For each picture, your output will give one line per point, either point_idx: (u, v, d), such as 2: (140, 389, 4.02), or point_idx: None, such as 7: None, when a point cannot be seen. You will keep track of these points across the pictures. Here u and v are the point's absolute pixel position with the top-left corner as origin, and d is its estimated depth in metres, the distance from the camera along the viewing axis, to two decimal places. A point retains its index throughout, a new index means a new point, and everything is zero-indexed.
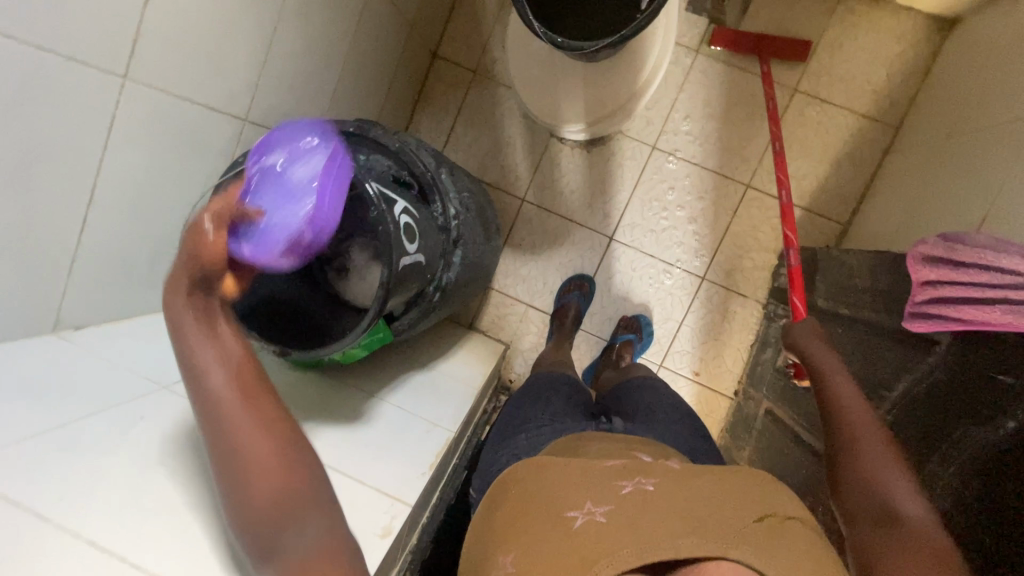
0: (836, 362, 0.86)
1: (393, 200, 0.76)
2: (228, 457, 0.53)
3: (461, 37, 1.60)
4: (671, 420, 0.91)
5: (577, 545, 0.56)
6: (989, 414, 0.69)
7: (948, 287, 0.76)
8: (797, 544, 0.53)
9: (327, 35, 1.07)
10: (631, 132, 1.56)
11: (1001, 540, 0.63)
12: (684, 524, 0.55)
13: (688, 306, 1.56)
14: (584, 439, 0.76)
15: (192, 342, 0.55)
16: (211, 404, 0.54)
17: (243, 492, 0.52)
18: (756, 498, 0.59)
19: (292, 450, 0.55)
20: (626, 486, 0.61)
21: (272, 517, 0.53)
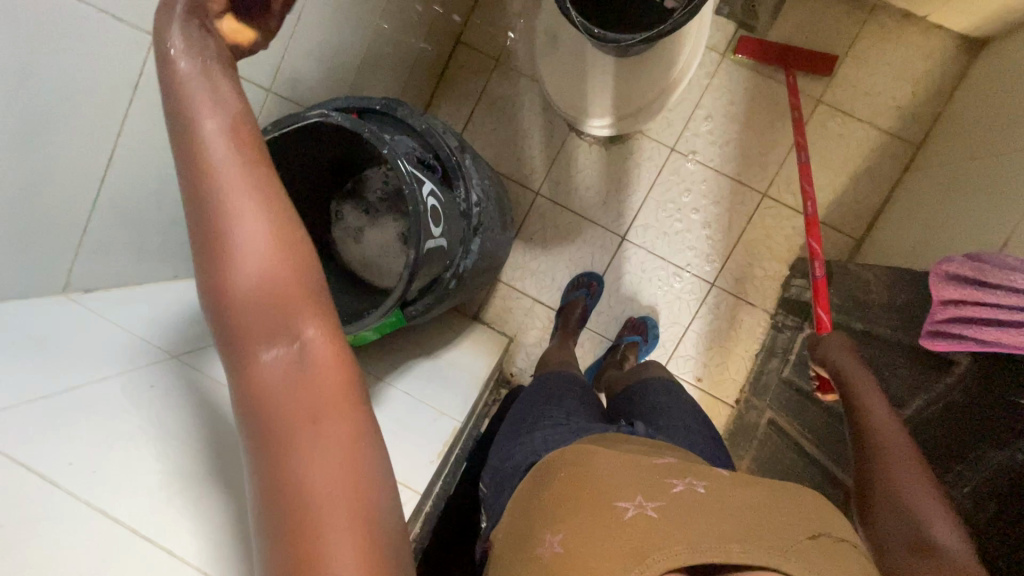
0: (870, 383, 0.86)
1: (422, 181, 0.74)
2: (214, 232, 0.44)
3: (485, 24, 1.58)
4: (687, 423, 0.91)
5: (627, 533, 0.55)
6: (1004, 436, 0.69)
7: (970, 306, 0.75)
8: (848, 565, 0.53)
9: (357, 10, 1.05)
10: (651, 132, 1.55)
11: None
12: (738, 529, 0.54)
13: (696, 311, 1.56)
14: (610, 441, 0.75)
15: (182, 84, 0.45)
16: (200, 158, 0.44)
17: (232, 278, 0.44)
18: (804, 515, 0.58)
19: (292, 248, 0.46)
20: (678, 484, 0.62)
21: (260, 315, 0.45)
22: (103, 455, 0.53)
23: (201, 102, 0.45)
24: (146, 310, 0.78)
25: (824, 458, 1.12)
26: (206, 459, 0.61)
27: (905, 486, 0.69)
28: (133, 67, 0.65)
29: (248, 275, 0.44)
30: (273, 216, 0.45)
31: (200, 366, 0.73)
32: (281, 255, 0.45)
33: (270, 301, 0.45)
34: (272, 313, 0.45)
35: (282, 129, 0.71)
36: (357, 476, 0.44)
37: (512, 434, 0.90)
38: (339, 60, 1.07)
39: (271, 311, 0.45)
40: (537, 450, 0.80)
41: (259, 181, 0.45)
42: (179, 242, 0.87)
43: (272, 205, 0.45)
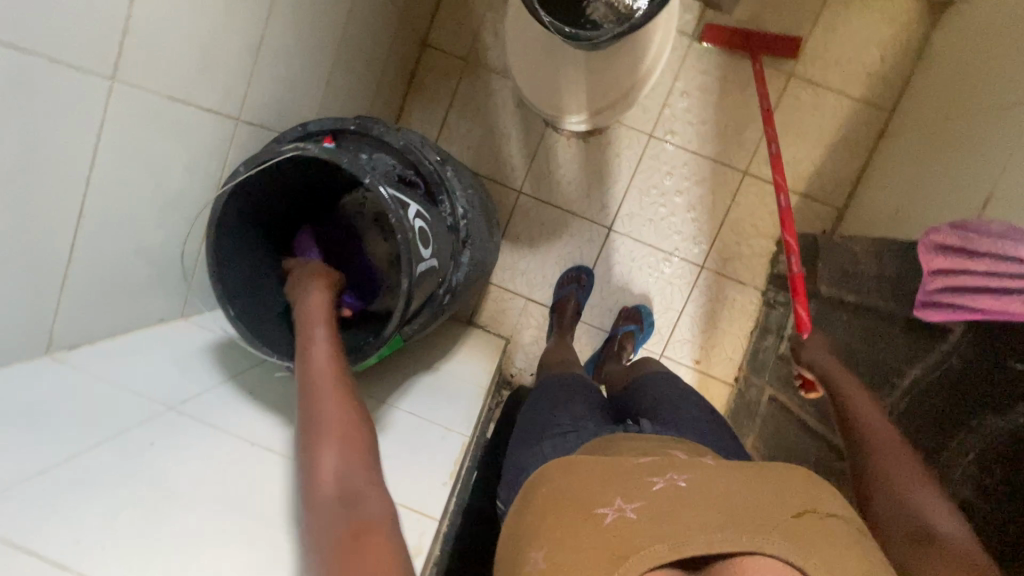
0: (851, 381, 0.89)
1: (406, 203, 0.72)
2: (316, 412, 0.64)
3: (451, 25, 1.55)
4: (695, 420, 0.91)
5: (609, 541, 0.57)
6: (1006, 402, 0.70)
7: (962, 275, 0.77)
8: (834, 539, 0.55)
9: (320, 24, 1.02)
10: (628, 120, 1.54)
11: None
12: (723, 518, 0.57)
13: (688, 294, 1.57)
14: (614, 443, 0.75)
15: (311, 325, 0.73)
16: (312, 370, 0.68)
17: (323, 449, 0.60)
18: (797, 494, 0.60)
19: (364, 428, 0.64)
20: (658, 482, 0.62)
21: (341, 474, 0.59)
22: (109, 531, 0.51)
23: (317, 334, 0.72)
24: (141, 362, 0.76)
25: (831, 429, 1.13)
26: (219, 518, 0.59)
27: (901, 479, 0.70)
28: (97, 114, 0.63)
29: (333, 450, 0.60)
30: (355, 411, 0.65)
31: (204, 415, 0.71)
32: (355, 429, 0.63)
33: (350, 463, 0.60)
34: (349, 472, 0.59)
35: (255, 167, 0.69)
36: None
37: (521, 444, 0.89)
38: (307, 78, 1.05)
39: (348, 469, 0.59)
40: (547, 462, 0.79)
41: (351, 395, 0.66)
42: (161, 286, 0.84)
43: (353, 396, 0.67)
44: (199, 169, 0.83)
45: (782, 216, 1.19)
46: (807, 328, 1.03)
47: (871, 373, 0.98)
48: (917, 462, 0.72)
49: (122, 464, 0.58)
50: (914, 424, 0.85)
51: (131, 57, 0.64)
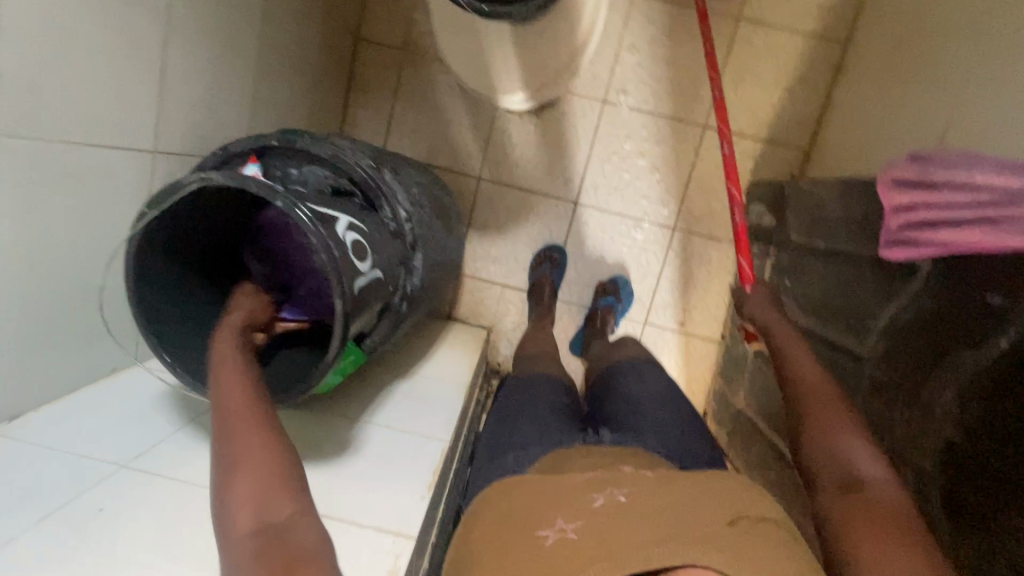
0: (789, 336, 0.89)
1: (334, 218, 0.67)
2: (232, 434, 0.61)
3: (383, 14, 1.48)
4: (657, 421, 0.96)
5: (557, 558, 0.65)
6: (981, 334, 0.67)
7: (920, 210, 0.75)
8: (763, 543, 0.64)
9: (230, 35, 0.96)
10: (579, 89, 1.48)
11: (1006, 459, 0.61)
12: (657, 531, 0.66)
13: (664, 259, 1.54)
14: (568, 463, 0.82)
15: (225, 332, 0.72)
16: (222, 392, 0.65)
17: (242, 475, 0.58)
18: (725, 504, 0.70)
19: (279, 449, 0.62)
20: (599, 499, 0.72)
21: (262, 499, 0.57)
22: None
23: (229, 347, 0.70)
24: (90, 422, 0.74)
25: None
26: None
27: (838, 439, 0.72)
28: None
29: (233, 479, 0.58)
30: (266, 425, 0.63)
31: (159, 471, 0.70)
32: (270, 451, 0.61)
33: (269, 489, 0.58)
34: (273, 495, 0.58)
35: (161, 205, 0.66)
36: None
37: (488, 451, 0.92)
38: (227, 95, 0.99)
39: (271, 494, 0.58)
40: (509, 471, 0.84)
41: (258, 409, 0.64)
42: (102, 338, 0.80)
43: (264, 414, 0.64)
44: (120, 212, 0.79)
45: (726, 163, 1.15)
46: (750, 278, 1.05)
47: (849, 318, 0.95)
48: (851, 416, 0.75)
49: (69, 548, 0.58)
50: (892, 366, 0.82)
51: (9, 109, 0.59)
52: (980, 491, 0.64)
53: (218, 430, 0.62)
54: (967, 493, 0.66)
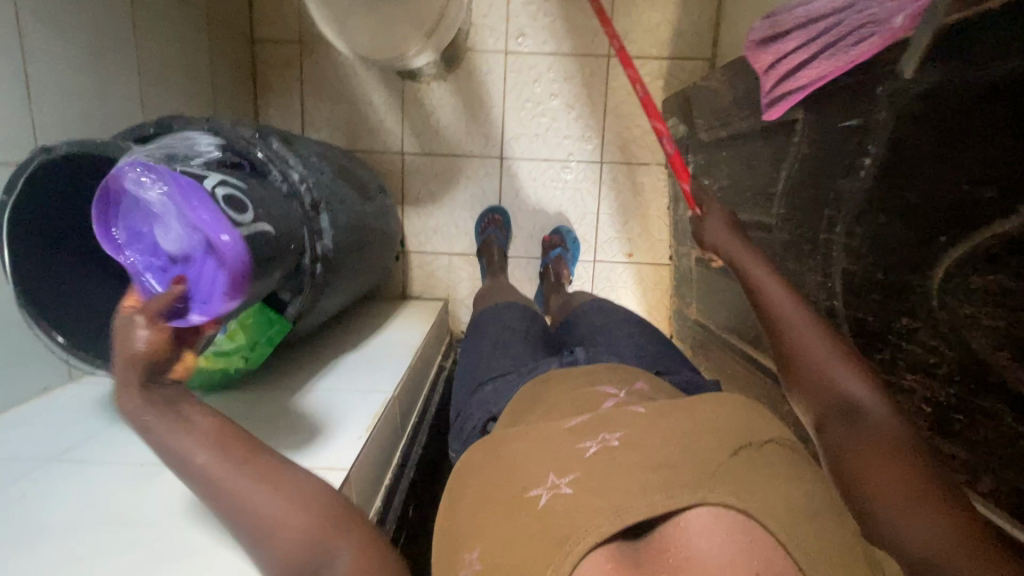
0: (731, 243, 0.75)
1: (202, 175, 0.67)
2: (247, 510, 0.54)
3: (271, 12, 1.48)
4: (632, 337, 0.86)
5: (538, 532, 0.48)
6: (852, 158, 0.68)
7: (783, 61, 0.77)
8: (778, 474, 0.48)
9: (100, 44, 0.96)
10: (479, 45, 1.49)
11: (909, 276, 0.60)
12: (663, 475, 0.48)
13: (599, 194, 1.56)
14: (542, 393, 0.69)
15: (159, 428, 0.55)
16: (204, 477, 0.55)
17: (275, 536, 0.53)
18: (727, 427, 0.52)
19: (305, 499, 0.55)
20: (591, 446, 0.54)
21: (307, 549, 0.53)
22: None
23: (180, 433, 0.55)
24: (28, 430, 0.75)
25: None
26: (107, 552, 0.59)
27: (826, 371, 0.61)
28: None
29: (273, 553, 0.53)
30: (278, 477, 0.56)
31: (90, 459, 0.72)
32: (299, 502, 0.55)
33: (311, 540, 0.53)
34: (317, 544, 0.53)
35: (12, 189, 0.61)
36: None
37: (465, 396, 0.83)
38: (112, 104, 0.99)
39: (315, 544, 0.53)
40: (489, 409, 0.76)
41: (264, 475, 0.56)
42: (37, 353, 0.80)
43: (271, 473, 0.56)
44: None
45: (622, 60, 1.13)
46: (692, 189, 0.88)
47: (752, 192, 0.97)
48: (827, 330, 0.64)
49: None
50: (792, 223, 0.84)
51: None
52: (884, 315, 0.65)
53: (236, 522, 0.54)
54: (869, 316, 0.67)
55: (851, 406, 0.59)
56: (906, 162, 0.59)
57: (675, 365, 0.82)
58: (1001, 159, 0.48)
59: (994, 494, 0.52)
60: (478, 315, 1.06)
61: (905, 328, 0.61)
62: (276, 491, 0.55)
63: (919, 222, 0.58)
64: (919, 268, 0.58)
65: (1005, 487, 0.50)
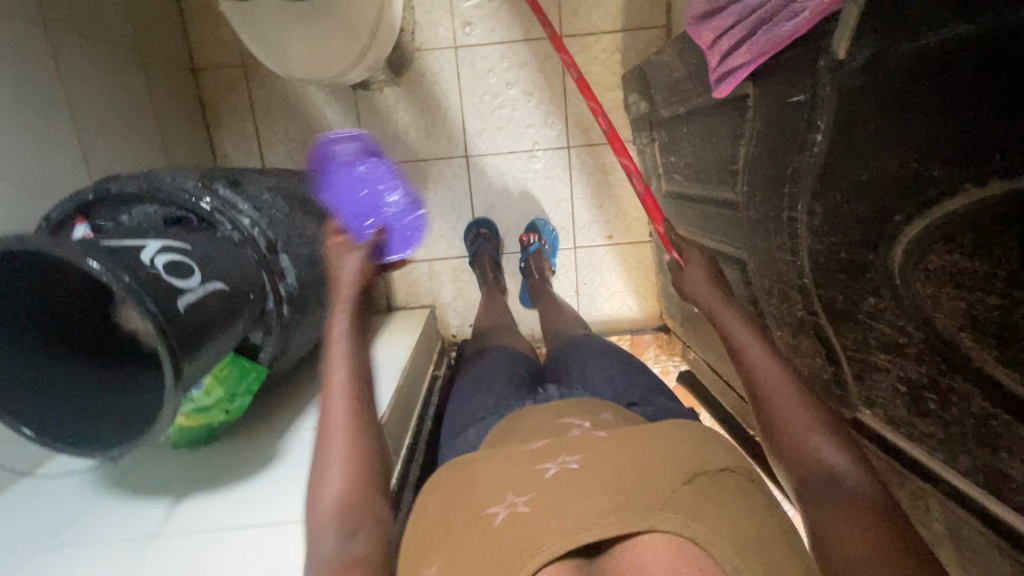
0: (709, 295, 0.76)
1: (140, 246, 0.65)
2: (328, 435, 0.65)
3: (209, 38, 1.43)
4: (605, 365, 0.86)
5: (497, 545, 0.50)
6: (802, 137, 0.65)
7: (726, 36, 0.73)
8: (728, 500, 0.52)
9: (30, 109, 0.92)
10: (426, 43, 1.44)
11: (874, 269, 0.57)
12: (618, 498, 0.51)
13: (571, 180, 1.53)
14: (514, 427, 0.71)
15: (335, 334, 0.74)
16: (331, 388, 0.69)
17: (330, 482, 0.62)
18: (686, 454, 0.56)
19: (368, 459, 0.64)
20: (550, 467, 0.56)
21: (352, 504, 0.60)
22: None
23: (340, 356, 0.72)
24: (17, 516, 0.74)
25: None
26: None
27: (802, 436, 0.61)
28: None
29: (338, 490, 0.61)
30: (370, 439, 0.66)
31: (86, 543, 0.70)
32: (361, 460, 0.63)
33: (350, 503, 0.60)
34: (355, 507, 0.60)
35: None
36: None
37: (448, 440, 0.81)
38: (55, 168, 0.96)
39: (361, 499, 0.61)
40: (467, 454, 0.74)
41: (370, 443, 0.65)
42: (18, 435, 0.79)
43: (365, 434, 0.65)
44: None
45: (580, 87, 1.15)
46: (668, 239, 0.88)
47: (715, 170, 0.94)
48: (806, 393, 0.64)
49: None
50: (754, 203, 0.81)
51: None
52: (854, 309, 0.63)
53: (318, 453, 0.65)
54: (837, 294, 0.65)
55: (832, 473, 0.57)
56: (855, 143, 0.56)
57: (654, 395, 0.81)
58: (946, 134, 0.45)
59: (973, 472, 0.51)
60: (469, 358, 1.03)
61: (879, 326, 0.59)
62: (352, 447, 0.64)
63: (875, 207, 0.55)
64: (884, 258, 0.55)
65: (982, 467, 0.50)
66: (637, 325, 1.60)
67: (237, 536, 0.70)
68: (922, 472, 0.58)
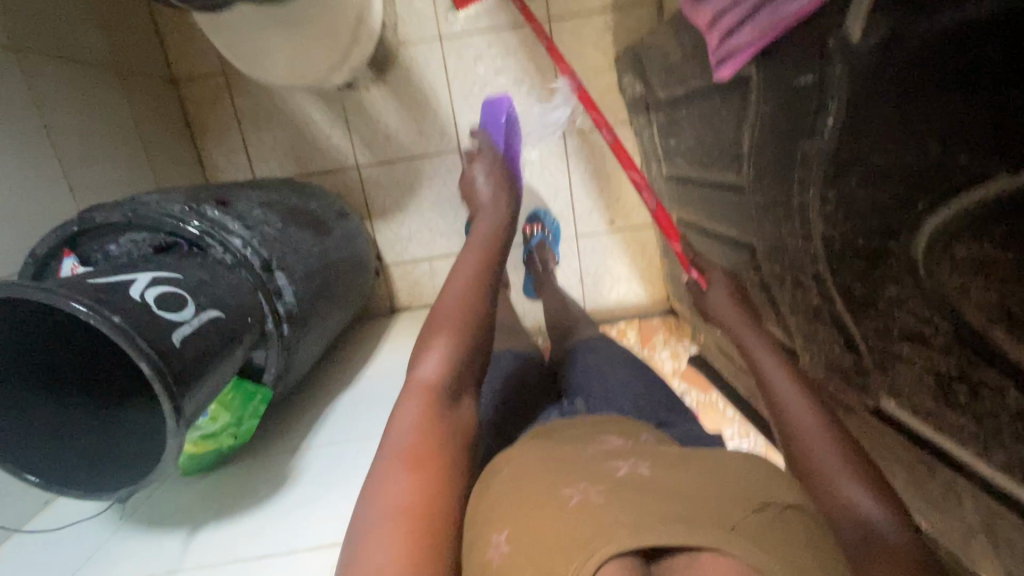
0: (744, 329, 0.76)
1: (129, 282, 0.63)
2: (451, 301, 0.72)
3: (187, 47, 1.39)
4: (626, 380, 0.83)
5: (568, 521, 0.45)
6: (810, 121, 0.61)
7: (727, 16, 0.70)
8: (799, 535, 0.45)
9: (5, 139, 0.89)
10: (410, 37, 1.39)
11: (900, 270, 0.55)
12: (689, 508, 0.46)
13: (568, 168, 1.49)
14: (557, 429, 0.67)
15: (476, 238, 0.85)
16: (458, 273, 0.76)
17: (445, 342, 0.67)
18: (752, 477, 0.52)
19: (474, 340, 0.70)
20: (621, 467, 0.53)
21: (454, 369, 0.66)
22: None
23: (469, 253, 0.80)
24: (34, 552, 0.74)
25: (703, 245, 1.11)
26: None
27: (808, 440, 0.61)
28: None
29: (445, 355, 0.66)
30: (482, 319, 0.72)
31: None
32: (468, 332, 0.69)
33: (454, 369, 0.66)
34: (458, 374, 0.66)
35: None
36: (427, 509, 0.52)
37: None
38: (38, 198, 0.93)
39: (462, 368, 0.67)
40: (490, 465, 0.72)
41: (479, 324, 0.71)
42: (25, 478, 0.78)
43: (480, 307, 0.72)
44: None
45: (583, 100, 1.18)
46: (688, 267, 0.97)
47: (718, 154, 0.91)
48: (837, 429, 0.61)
49: None
50: (762, 189, 0.78)
51: None
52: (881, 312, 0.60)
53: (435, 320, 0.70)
54: (854, 282, 0.63)
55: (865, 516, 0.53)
56: (868, 127, 0.53)
57: (675, 415, 0.81)
58: (972, 118, 0.42)
59: (1008, 466, 0.49)
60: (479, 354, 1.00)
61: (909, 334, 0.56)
62: (467, 328, 0.69)
63: (895, 198, 0.52)
64: (909, 254, 0.53)
65: (1012, 458, 0.48)
66: (644, 311, 1.58)
67: (262, 567, 0.69)
68: (950, 462, 0.56)
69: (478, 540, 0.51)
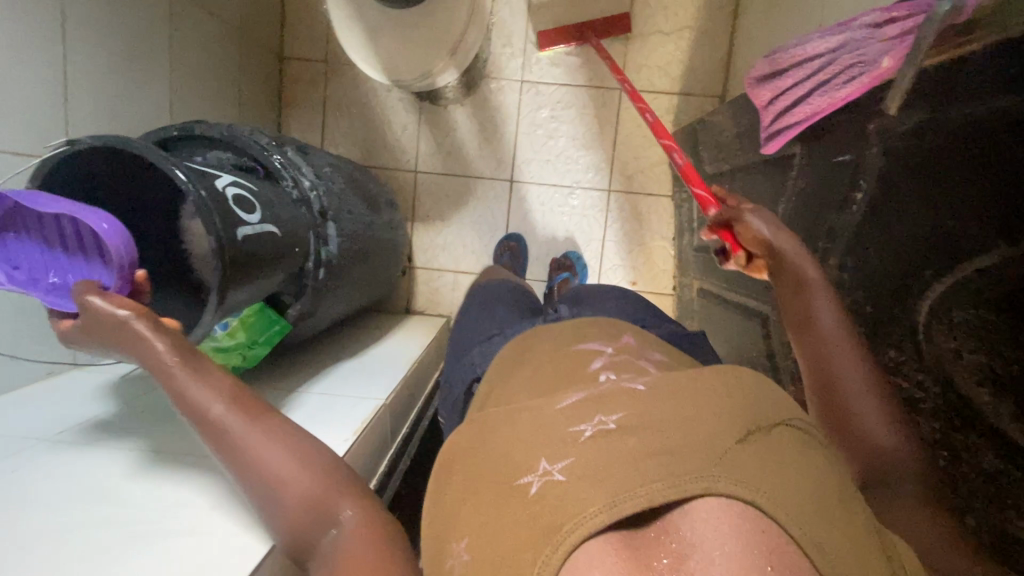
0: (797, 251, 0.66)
1: (214, 175, 0.71)
2: (249, 462, 0.55)
3: (302, 33, 1.56)
4: (618, 298, 0.85)
5: (535, 517, 0.43)
6: (842, 198, 0.68)
7: (780, 98, 0.80)
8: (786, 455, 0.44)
9: (138, 55, 1.01)
10: (496, 73, 1.55)
11: (910, 341, 0.58)
12: (669, 460, 0.43)
13: (605, 222, 1.58)
14: (529, 354, 0.66)
15: (181, 381, 0.57)
16: (217, 431, 0.56)
17: (273, 505, 0.54)
18: (733, 411, 0.47)
19: (310, 469, 0.56)
20: (587, 429, 0.48)
21: (304, 509, 0.54)
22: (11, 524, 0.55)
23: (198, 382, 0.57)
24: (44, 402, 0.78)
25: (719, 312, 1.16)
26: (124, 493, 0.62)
27: (849, 398, 0.60)
28: None
29: (286, 508, 0.54)
30: (290, 454, 0.56)
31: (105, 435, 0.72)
32: (299, 465, 0.55)
33: (309, 514, 0.54)
34: (315, 515, 0.54)
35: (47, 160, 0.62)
36: None
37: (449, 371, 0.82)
38: (143, 110, 1.03)
39: (313, 506, 0.54)
40: (474, 371, 0.75)
41: (307, 458, 0.56)
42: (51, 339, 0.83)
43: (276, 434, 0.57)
44: None
45: (630, 92, 1.16)
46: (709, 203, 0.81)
47: None
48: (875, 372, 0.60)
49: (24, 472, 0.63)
50: None
51: None
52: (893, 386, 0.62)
53: (244, 475, 0.55)
54: None
55: (881, 453, 0.57)
56: (892, 203, 0.60)
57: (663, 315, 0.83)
58: (978, 196, 0.49)
59: (978, 529, 0.52)
60: (474, 288, 1.00)
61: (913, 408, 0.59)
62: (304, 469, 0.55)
63: (908, 271, 0.58)
64: (916, 321, 0.57)
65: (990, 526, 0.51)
66: None
67: None
68: None
69: (439, 542, 0.49)
